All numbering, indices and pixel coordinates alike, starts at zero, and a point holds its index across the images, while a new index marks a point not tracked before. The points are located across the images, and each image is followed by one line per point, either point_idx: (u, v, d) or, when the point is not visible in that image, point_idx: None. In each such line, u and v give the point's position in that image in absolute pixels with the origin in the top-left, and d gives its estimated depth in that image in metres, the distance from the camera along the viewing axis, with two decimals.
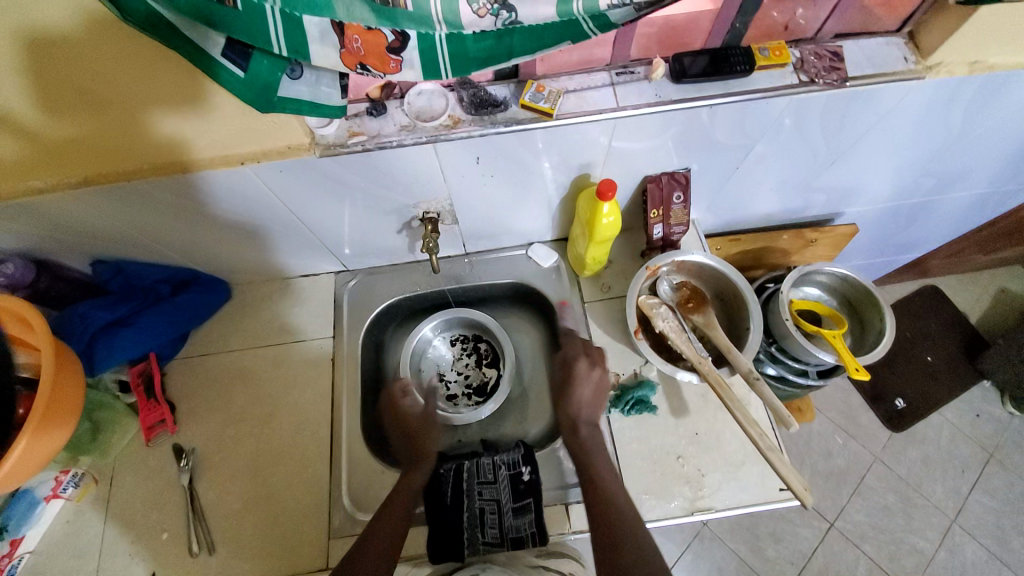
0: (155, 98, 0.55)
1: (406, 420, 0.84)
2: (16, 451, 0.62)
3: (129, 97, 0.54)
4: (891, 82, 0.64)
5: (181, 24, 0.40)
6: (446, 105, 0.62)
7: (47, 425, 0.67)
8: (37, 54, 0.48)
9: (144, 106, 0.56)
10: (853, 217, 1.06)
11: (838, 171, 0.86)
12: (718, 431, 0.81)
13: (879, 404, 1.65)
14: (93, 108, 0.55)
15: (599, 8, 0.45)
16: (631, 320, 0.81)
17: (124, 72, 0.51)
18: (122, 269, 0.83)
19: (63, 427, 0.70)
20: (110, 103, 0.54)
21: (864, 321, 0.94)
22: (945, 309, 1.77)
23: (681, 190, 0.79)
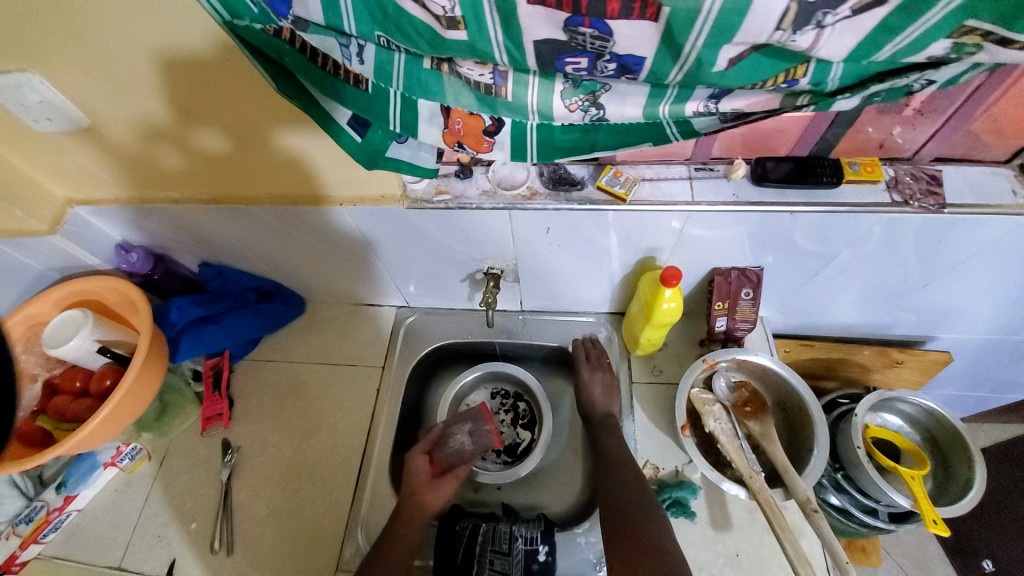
0: (284, 141, 0.65)
1: (410, 475, 0.81)
2: (105, 410, 0.72)
3: (265, 137, 0.64)
4: (995, 214, 0.60)
5: (320, 97, 0.47)
6: (527, 177, 0.66)
7: (134, 389, 0.76)
8: (206, 99, 0.60)
9: (274, 146, 0.66)
10: (947, 343, 0.96)
11: (931, 294, 0.79)
12: (761, 558, 0.72)
13: (962, 562, 1.40)
14: (236, 143, 0.66)
15: (684, 113, 0.48)
16: (679, 414, 0.77)
17: (267, 120, 0.62)
18: (222, 274, 0.94)
19: (149, 391, 0.80)
20: (250, 141, 0.66)
21: (950, 468, 0.82)
22: None
23: (750, 287, 0.76)
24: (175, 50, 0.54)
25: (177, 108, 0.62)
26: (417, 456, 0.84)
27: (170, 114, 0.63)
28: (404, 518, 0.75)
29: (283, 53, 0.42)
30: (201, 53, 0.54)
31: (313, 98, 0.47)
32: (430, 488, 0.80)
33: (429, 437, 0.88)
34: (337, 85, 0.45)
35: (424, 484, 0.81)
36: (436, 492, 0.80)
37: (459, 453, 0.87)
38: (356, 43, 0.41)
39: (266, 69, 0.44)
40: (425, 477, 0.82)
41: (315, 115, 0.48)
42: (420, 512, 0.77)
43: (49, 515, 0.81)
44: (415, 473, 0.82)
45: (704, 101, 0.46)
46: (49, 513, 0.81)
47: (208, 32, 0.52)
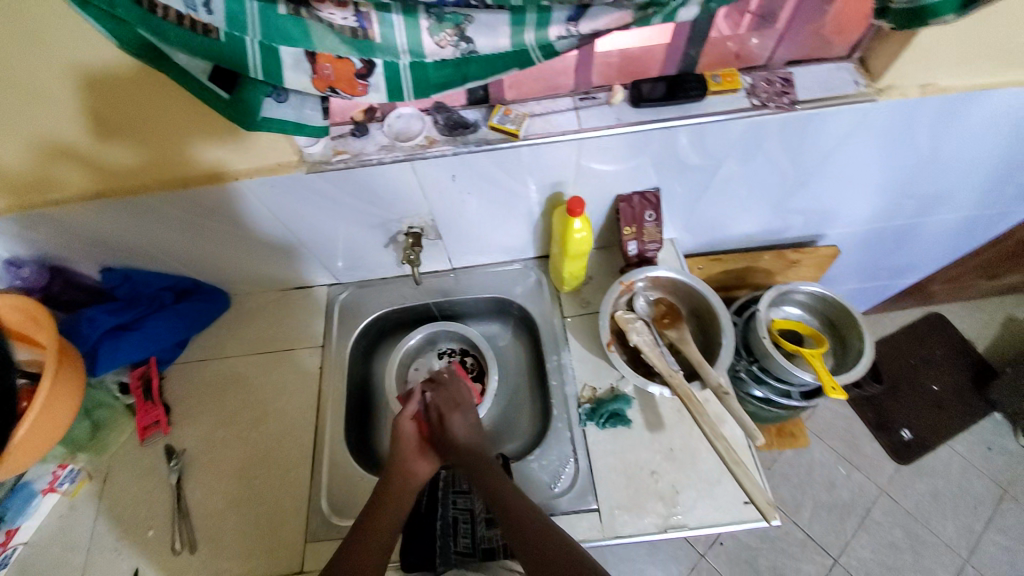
0: (163, 121, 0.62)
1: (398, 444, 0.79)
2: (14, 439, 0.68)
3: (144, 121, 0.62)
4: (840, 105, 0.68)
5: (173, 53, 0.46)
6: (423, 127, 0.68)
7: (47, 412, 0.72)
8: (60, 78, 0.55)
9: (156, 128, 0.63)
10: (835, 239, 1.08)
11: (809, 192, 0.89)
12: (692, 447, 0.80)
13: (882, 434, 1.60)
14: (109, 127, 0.62)
15: (548, 38, 0.51)
16: (604, 333, 0.83)
17: (136, 100, 0.59)
18: (130, 277, 0.89)
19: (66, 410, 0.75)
20: (124, 127, 0.62)
21: (846, 342, 0.94)
22: (949, 338, 1.72)
23: (653, 209, 0.83)
24: (8, 25, 0.50)
25: (34, 100, 0.58)
26: (406, 421, 0.82)
27: (28, 109, 0.59)
28: (395, 479, 0.76)
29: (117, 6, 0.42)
30: (38, 24, 0.50)
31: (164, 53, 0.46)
32: (420, 456, 0.79)
33: (417, 400, 0.84)
34: (185, 36, 0.44)
35: (414, 454, 0.79)
36: (427, 462, 0.79)
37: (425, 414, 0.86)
38: None
39: (108, 27, 0.44)
40: (411, 446, 0.80)
41: (172, 72, 0.47)
42: (409, 477, 0.77)
43: None
44: (406, 440, 0.80)
45: (564, 25, 0.50)
46: None
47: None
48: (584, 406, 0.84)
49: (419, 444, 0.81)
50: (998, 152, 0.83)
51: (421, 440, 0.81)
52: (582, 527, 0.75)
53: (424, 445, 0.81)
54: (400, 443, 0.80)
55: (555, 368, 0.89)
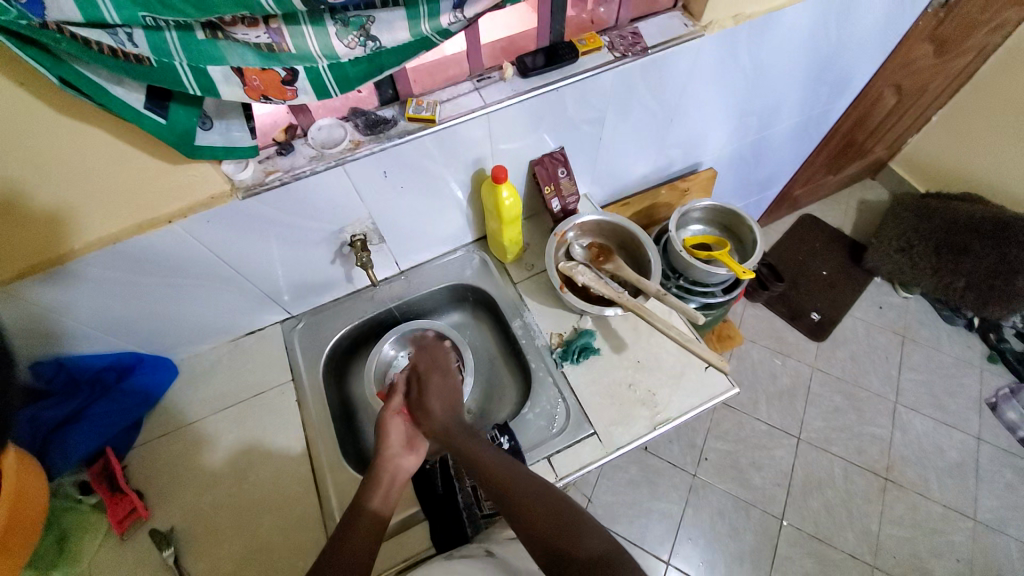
0: (101, 173, 0.62)
1: (383, 447, 0.78)
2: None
3: (72, 178, 0.61)
4: (680, 44, 0.85)
5: (108, 85, 0.50)
6: (345, 132, 0.73)
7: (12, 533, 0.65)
8: None
9: (85, 181, 0.62)
10: (712, 163, 1.28)
11: (680, 125, 1.07)
12: (655, 353, 0.92)
13: (800, 322, 1.86)
14: (25, 191, 0.59)
15: (442, 26, 0.60)
16: (554, 280, 0.92)
17: (62, 154, 0.58)
18: (64, 364, 0.82)
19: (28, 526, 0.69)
20: (47, 187, 0.60)
21: (741, 237, 1.13)
22: (823, 230, 2.07)
23: (563, 166, 0.94)
24: None
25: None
26: (393, 414, 0.82)
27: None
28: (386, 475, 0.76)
29: (61, 42, 0.44)
30: None
31: (98, 86, 0.49)
32: (408, 450, 0.80)
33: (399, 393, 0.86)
34: (121, 66, 0.48)
35: (402, 448, 0.79)
36: (415, 455, 0.79)
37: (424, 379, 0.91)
38: (123, 30, 0.45)
39: (42, 63, 0.45)
40: (399, 447, 0.79)
41: (110, 103, 0.50)
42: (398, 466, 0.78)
43: None
44: (392, 435, 0.80)
45: (452, 13, 0.59)
46: None
47: None
48: (556, 350, 0.93)
49: (406, 438, 0.81)
50: (802, 61, 1.07)
51: (406, 435, 0.81)
52: (587, 451, 0.83)
53: (411, 440, 0.81)
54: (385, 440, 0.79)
55: (522, 328, 0.97)
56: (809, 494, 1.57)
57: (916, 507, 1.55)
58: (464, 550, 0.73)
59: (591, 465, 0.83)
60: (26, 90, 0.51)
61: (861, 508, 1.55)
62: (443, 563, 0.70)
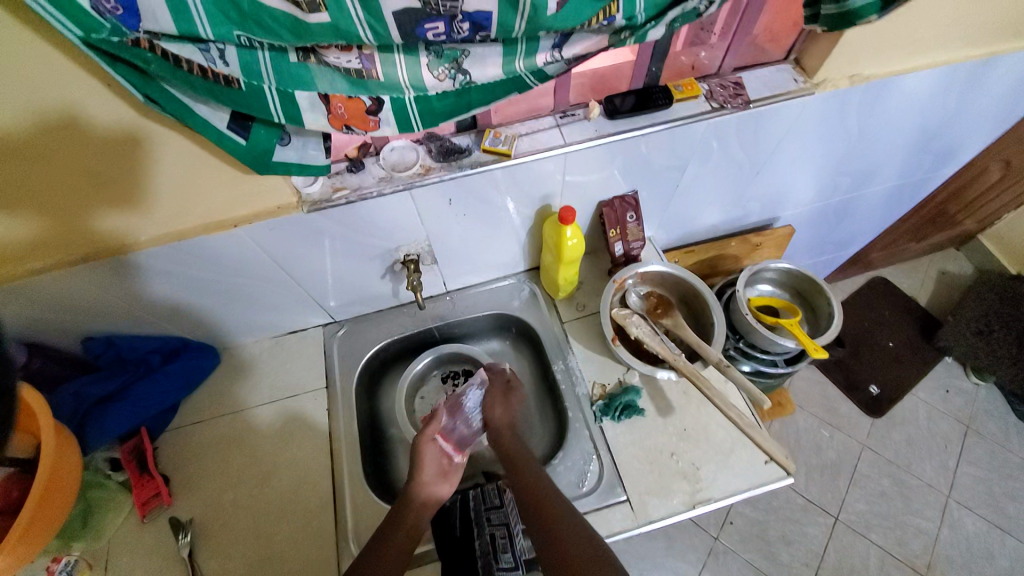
0: (175, 169, 0.62)
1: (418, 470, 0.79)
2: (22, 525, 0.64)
3: (148, 173, 0.61)
4: (786, 100, 0.78)
5: (194, 103, 0.50)
6: (417, 156, 0.71)
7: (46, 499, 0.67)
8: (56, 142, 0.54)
9: (160, 177, 0.62)
10: (789, 219, 1.19)
11: (764, 179, 0.99)
12: (704, 424, 0.85)
13: (855, 393, 1.73)
14: (103, 182, 0.60)
15: (537, 64, 0.55)
16: (607, 330, 0.87)
17: (140, 151, 0.58)
18: (114, 343, 0.85)
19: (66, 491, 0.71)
20: (118, 178, 0.60)
21: (815, 307, 1.04)
22: (894, 297, 1.91)
23: (633, 210, 0.89)
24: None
25: (25, 168, 0.55)
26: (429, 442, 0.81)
27: (13, 172, 0.55)
28: (406, 512, 0.75)
29: (150, 62, 0.44)
30: (42, 91, 0.49)
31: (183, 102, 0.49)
32: (441, 479, 0.79)
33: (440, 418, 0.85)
34: (209, 87, 0.47)
35: (437, 477, 0.79)
36: (447, 485, 0.79)
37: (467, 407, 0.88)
38: (216, 47, 0.44)
39: (131, 80, 0.46)
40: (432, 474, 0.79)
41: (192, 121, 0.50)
42: (418, 505, 0.76)
43: None
44: (428, 462, 0.80)
45: (550, 51, 0.54)
46: None
47: (58, 77, 0.49)
48: (597, 403, 0.87)
49: (441, 468, 0.80)
50: (914, 127, 0.97)
51: (442, 463, 0.81)
52: (616, 518, 0.78)
53: (446, 469, 0.81)
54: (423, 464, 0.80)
55: (563, 372, 0.92)
56: None
57: None
58: None
59: (618, 535, 0.77)
60: (113, 90, 0.51)
61: None
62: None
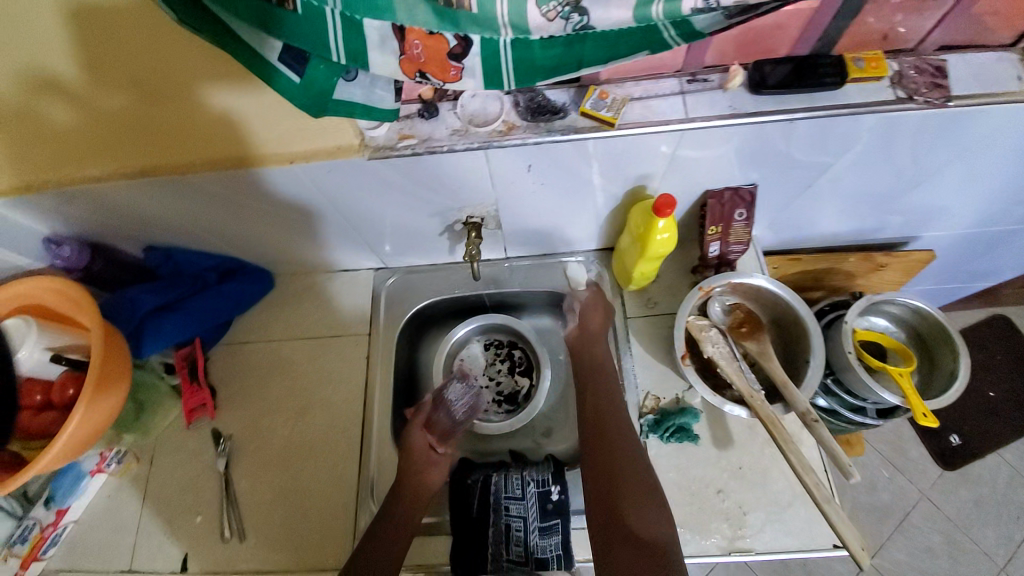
0: (230, 83, 0.55)
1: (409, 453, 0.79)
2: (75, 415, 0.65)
3: (204, 83, 0.55)
4: (996, 104, 0.59)
5: (238, 28, 0.40)
6: (501, 109, 0.59)
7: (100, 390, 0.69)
8: (135, 33, 0.51)
9: (216, 91, 0.56)
10: (930, 241, 0.97)
11: (922, 193, 0.78)
12: (763, 468, 0.75)
13: (931, 438, 1.52)
14: (164, 85, 0.56)
15: (681, 11, 0.39)
16: (679, 344, 0.75)
17: (205, 57, 0.53)
18: (171, 256, 0.85)
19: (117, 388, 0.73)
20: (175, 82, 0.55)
21: (935, 359, 0.85)
22: (1016, 341, 1.60)
23: (744, 207, 0.73)
24: None
25: (94, 53, 0.53)
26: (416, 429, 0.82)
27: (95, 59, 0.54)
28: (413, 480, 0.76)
29: None
30: None
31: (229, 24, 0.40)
32: (430, 463, 0.79)
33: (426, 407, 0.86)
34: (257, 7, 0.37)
35: (425, 462, 0.79)
36: (436, 470, 0.79)
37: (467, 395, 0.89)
38: None
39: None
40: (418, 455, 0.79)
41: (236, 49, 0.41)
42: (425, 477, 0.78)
43: (44, 532, 0.78)
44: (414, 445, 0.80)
45: None
46: (44, 529, 0.78)
47: None
48: (647, 417, 0.79)
49: (429, 450, 0.80)
50: None
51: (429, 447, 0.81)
52: None
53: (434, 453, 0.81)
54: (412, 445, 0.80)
55: None
56: None
57: None
58: None
59: None
60: None
61: None
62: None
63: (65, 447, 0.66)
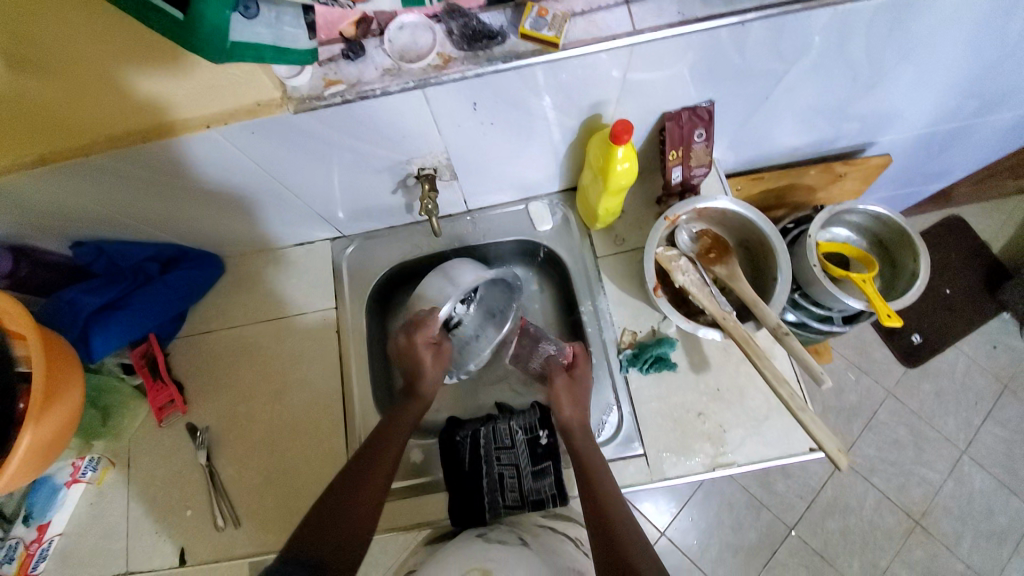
0: (103, 52, 0.47)
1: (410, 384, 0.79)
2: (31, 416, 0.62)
3: (69, 57, 0.47)
4: None
5: None
6: (433, 40, 0.54)
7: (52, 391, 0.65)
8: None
9: (85, 62, 0.48)
10: (885, 146, 0.97)
11: (876, 95, 0.77)
12: (740, 386, 0.77)
13: (893, 340, 1.60)
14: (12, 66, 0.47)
15: None
16: (650, 276, 0.75)
17: (72, 20, 0.44)
18: (104, 250, 0.78)
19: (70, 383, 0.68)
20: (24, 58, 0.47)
21: (897, 262, 0.87)
22: (967, 240, 1.68)
23: (703, 126, 0.71)
24: None
25: None
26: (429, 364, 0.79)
27: None
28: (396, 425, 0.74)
29: None
30: None
31: None
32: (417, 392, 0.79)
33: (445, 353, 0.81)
34: None
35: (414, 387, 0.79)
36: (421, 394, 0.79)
37: (556, 361, 0.81)
38: None
39: None
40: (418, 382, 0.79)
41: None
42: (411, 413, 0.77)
43: (28, 549, 0.75)
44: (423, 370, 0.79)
45: None
46: (28, 547, 0.75)
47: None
48: (625, 352, 0.79)
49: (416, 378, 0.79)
50: None
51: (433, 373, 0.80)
52: (630, 472, 0.74)
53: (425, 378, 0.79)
54: (416, 362, 0.79)
55: (590, 315, 0.83)
56: (828, 516, 1.47)
57: (937, 558, 1.44)
58: (500, 534, 0.68)
59: (630, 488, 0.74)
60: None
61: (880, 544, 1.45)
62: (478, 548, 0.64)
63: (35, 452, 0.63)
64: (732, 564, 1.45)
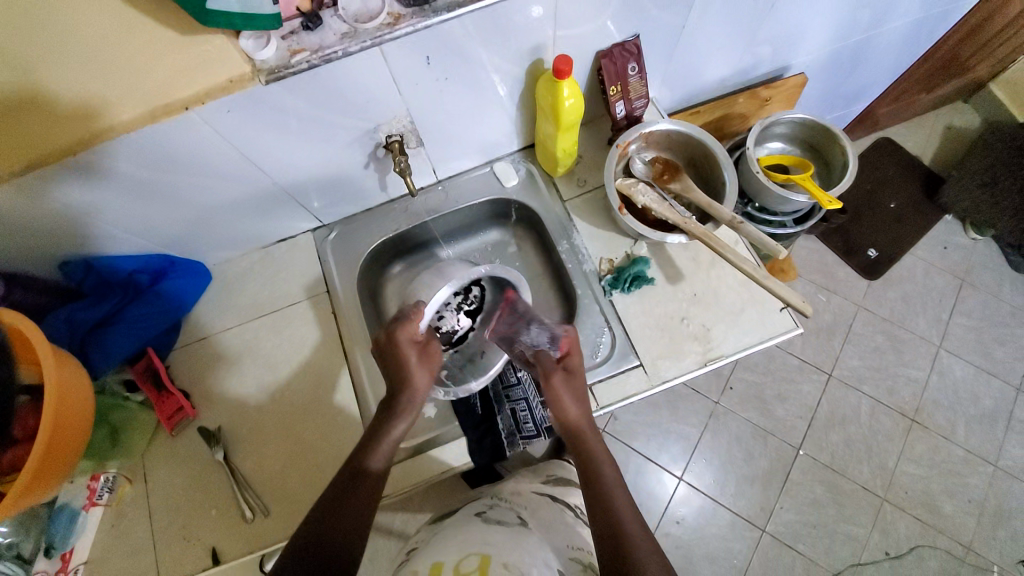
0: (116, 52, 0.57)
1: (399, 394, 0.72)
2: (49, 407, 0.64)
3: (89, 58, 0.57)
4: None
5: None
6: (382, 2, 0.60)
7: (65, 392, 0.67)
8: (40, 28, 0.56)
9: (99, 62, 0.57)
10: (801, 68, 1.08)
11: (779, 15, 0.87)
12: (714, 288, 0.84)
13: (852, 258, 1.72)
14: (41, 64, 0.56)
15: None
16: (613, 200, 0.81)
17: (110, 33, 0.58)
18: (92, 266, 0.80)
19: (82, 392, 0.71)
20: (51, 66, 0.56)
21: (829, 160, 0.98)
22: (899, 157, 1.83)
23: (634, 60, 0.79)
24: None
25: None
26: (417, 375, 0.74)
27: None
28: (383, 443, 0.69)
29: None
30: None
31: None
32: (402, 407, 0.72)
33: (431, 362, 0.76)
34: None
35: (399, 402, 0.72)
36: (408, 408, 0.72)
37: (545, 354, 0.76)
38: None
39: None
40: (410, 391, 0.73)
41: None
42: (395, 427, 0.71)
43: None
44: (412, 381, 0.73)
45: None
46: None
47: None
48: (606, 278, 0.85)
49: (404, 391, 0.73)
50: None
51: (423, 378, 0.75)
52: (632, 383, 0.80)
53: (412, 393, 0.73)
54: (400, 362, 0.74)
55: (569, 252, 0.89)
56: (830, 430, 1.54)
57: (938, 448, 1.52)
58: (499, 516, 0.64)
59: (634, 397, 0.79)
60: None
61: (883, 445, 1.53)
62: (480, 527, 0.60)
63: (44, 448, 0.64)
64: (752, 494, 1.49)
